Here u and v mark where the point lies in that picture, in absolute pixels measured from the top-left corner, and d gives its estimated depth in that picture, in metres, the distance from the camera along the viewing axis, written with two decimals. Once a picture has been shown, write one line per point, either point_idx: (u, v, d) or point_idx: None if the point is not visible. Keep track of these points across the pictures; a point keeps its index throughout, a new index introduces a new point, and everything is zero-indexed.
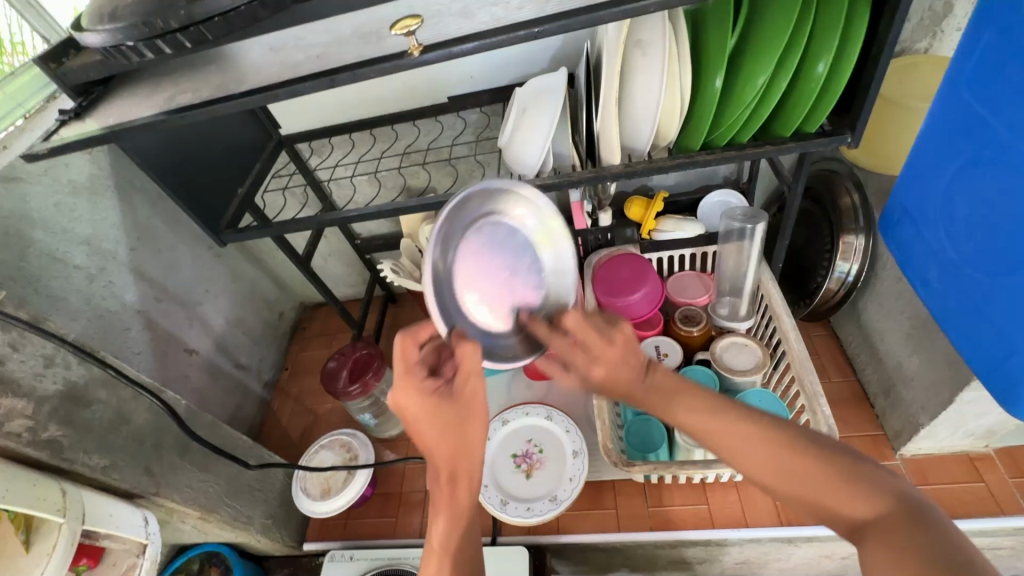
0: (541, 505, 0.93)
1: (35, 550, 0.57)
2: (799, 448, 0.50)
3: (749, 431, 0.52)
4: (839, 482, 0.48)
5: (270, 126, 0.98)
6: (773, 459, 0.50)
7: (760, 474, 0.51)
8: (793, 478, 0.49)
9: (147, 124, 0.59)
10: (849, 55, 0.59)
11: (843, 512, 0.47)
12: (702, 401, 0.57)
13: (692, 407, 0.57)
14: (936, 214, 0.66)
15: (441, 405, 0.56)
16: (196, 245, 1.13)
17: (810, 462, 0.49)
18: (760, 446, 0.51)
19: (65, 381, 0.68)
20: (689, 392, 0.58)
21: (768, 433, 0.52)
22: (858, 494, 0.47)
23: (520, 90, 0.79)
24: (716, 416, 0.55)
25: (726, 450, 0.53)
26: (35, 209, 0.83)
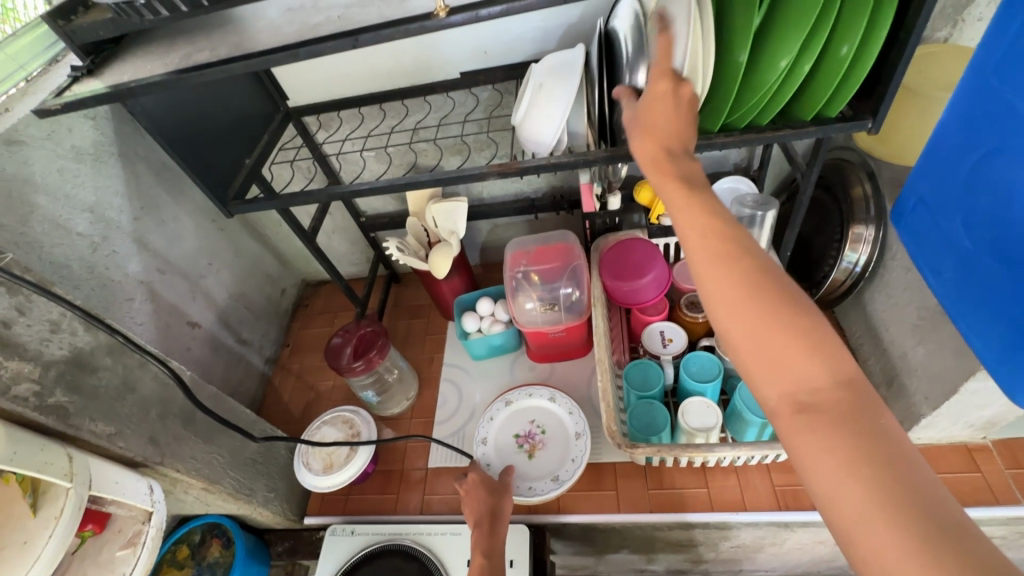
0: (543, 485, 0.94)
1: (43, 514, 0.57)
2: (778, 296, 0.43)
3: (741, 261, 0.45)
4: (807, 340, 0.41)
5: (278, 96, 0.96)
6: (750, 296, 0.43)
7: (727, 303, 0.44)
8: (759, 321, 0.42)
9: (158, 83, 0.59)
10: (875, 41, 0.59)
11: (789, 375, 0.41)
12: (710, 206, 0.48)
13: (697, 202, 0.49)
14: (953, 206, 0.66)
15: (487, 480, 0.89)
16: (199, 217, 1.12)
17: (786, 313, 0.42)
18: (743, 281, 0.44)
19: (71, 346, 0.68)
20: (703, 190, 0.50)
21: (757, 274, 0.44)
22: (822, 359, 0.40)
23: (536, 66, 0.77)
24: (719, 224, 0.47)
25: (705, 266, 0.46)
26: (39, 173, 0.82)
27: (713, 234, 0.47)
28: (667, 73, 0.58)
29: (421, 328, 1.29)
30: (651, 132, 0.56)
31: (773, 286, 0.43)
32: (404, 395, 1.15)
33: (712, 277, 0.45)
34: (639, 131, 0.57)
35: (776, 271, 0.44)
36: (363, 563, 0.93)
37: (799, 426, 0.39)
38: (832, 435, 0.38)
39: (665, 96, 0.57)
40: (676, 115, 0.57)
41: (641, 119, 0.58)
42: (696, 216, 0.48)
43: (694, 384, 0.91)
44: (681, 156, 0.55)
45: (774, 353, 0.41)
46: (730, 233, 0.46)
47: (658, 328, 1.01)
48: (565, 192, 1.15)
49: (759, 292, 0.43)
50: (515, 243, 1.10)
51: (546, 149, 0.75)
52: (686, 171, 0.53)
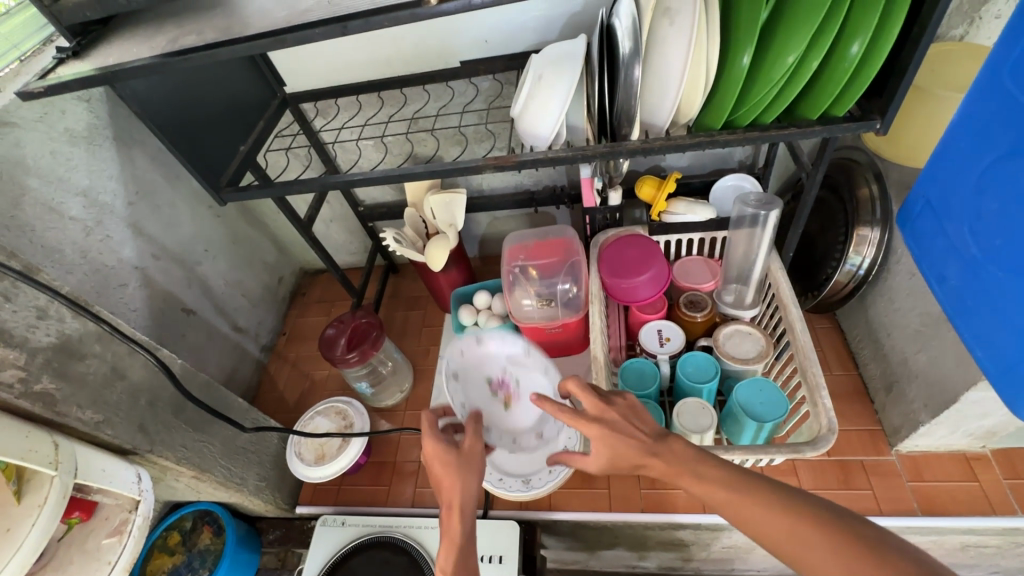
0: (512, 480, 0.88)
1: (27, 501, 0.57)
2: (815, 527, 0.48)
3: (768, 502, 0.52)
4: (863, 555, 0.45)
5: (275, 83, 0.95)
6: (800, 541, 0.48)
7: (796, 554, 0.49)
8: (823, 560, 0.47)
9: (142, 66, 0.57)
10: (887, 37, 0.56)
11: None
12: (710, 477, 0.56)
13: (702, 481, 0.56)
14: (960, 212, 0.64)
15: (448, 449, 0.67)
16: (196, 203, 1.11)
17: (833, 540, 0.47)
18: (784, 528, 0.50)
19: (59, 333, 0.67)
20: (692, 465, 0.58)
21: (781, 508, 0.51)
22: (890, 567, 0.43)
23: (536, 57, 0.75)
24: (731, 493, 0.54)
25: (744, 520, 0.53)
26: (30, 155, 0.80)
27: (735, 506, 0.53)
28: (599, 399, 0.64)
29: (418, 320, 1.28)
30: (621, 450, 0.60)
31: (797, 511, 0.50)
32: (398, 387, 1.15)
33: (764, 534, 0.51)
34: (613, 454, 0.61)
35: (790, 501, 0.51)
36: (353, 554, 0.93)
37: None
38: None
39: (611, 422, 0.62)
40: (620, 434, 0.61)
41: (605, 449, 0.62)
42: (711, 494, 0.55)
43: (690, 385, 0.89)
44: (663, 443, 0.60)
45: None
46: (740, 494, 0.53)
47: (655, 326, 1.00)
48: (565, 186, 1.13)
49: (803, 534, 0.49)
50: (514, 237, 1.10)
51: (544, 143, 0.73)
52: (676, 456, 0.59)
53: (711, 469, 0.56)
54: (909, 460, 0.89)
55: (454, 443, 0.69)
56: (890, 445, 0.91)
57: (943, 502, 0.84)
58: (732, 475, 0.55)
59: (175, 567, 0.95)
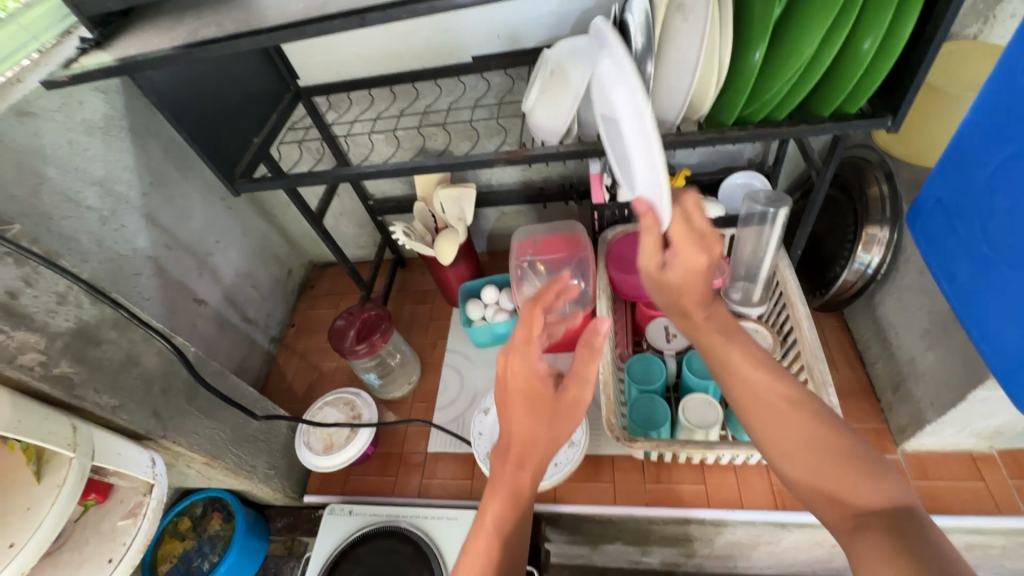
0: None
1: (46, 481, 0.58)
2: (828, 430, 0.52)
3: (793, 408, 0.54)
4: (855, 470, 0.49)
5: (289, 75, 0.96)
6: (805, 438, 0.53)
7: (784, 446, 0.54)
8: (814, 460, 0.51)
9: (163, 57, 0.58)
10: (900, 35, 0.57)
11: (843, 499, 0.49)
12: (747, 355, 0.59)
13: (743, 356, 0.59)
14: (972, 210, 0.64)
15: (535, 390, 0.59)
16: (208, 194, 1.12)
17: (837, 448, 0.51)
18: (796, 422, 0.54)
19: (77, 319, 0.68)
20: (740, 338, 0.61)
21: (799, 412, 0.54)
22: (874, 486, 0.47)
23: (548, 52, 0.76)
24: (767, 379, 0.57)
25: (754, 408, 0.56)
26: (49, 145, 0.82)
27: (764, 390, 0.56)
28: (693, 234, 0.60)
29: (426, 314, 1.29)
30: (682, 294, 0.63)
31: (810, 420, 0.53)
32: (406, 379, 1.16)
33: (765, 417, 0.55)
34: (669, 289, 0.63)
35: (818, 406, 0.54)
36: (359, 543, 0.94)
37: (854, 547, 0.45)
38: (882, 548, 0.43)
39: (693, 261, 0.61)
40: (696, 279, 0.61)
41: (664, 283, 0.63)
42: (744, 370, 0.59)
43: (696, 380, 0.90)
44: (717, 305, 0.64)
45: (828, 482, 0.50)
46: (777, 382, 0.57)
47: (662, 323, 1.01)
48: (574, 181, 1.13)
49: (811, 434, 0.52)
50: (523, 231, 1.10)
51: (556, 138, 0.74)
52: (725, 323, 0.63)
53: (755, 351, 0.60)
54: (914, 458, 0.89)
55: (553, 381, 0.60)
56: (896, 444, 0.91)
57: (949, 501, 0.84)
58: (774, 364, 0.58)
59: (185, 553, 0.96)
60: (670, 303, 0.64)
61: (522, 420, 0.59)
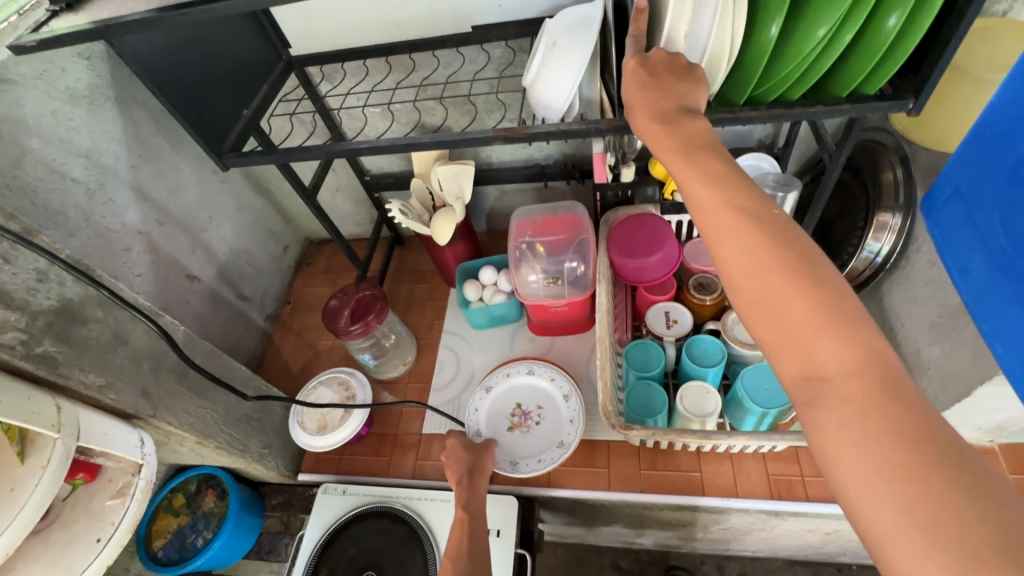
0: (500, 460, 0.96)
1: (30, 462, 0.57)
2: (799, 270, 0.41)
3: (759, 240, 0.43)
4: (826, 319, 0.39)
5: (280, 44, 0.91)
6: (765, 275, 0.41)
7: (738, 284, 0.43)
8: (771, 308, 0.41)
9: (138, 21, 0.54)
10: (930, 8, 0.52)
11: (805, 358, 0.39)
12: (715, 179, 0.47)
13: (700, 178, 0.47)
14: (991, 200, 0.61)
15: (468, 441, 0.88)
16: (200, 168, 1.09)
17: (808, 293, 0.40)
18: (755, 258, 0.42)
19: (59, 297, 0.66)
20: (707, 159, 0.49)
21: (771, 244, 0.42)
22: (844, 342, 0.38)
23: (550, 22, 0.71)
24: (732, 202, 0.45)
25: (717, 239, 0.45)
26: (31, 114, 0.79)
27: (727, 218, 0.44)
28: (637, 53, 0.59)
29: (423, 294, 1.27)
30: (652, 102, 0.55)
31: (781, 258, 0.42)
32: (401, 359, 1.15)
33: (726, 248, 0.44)
34: (632, 108, 0.57)
35: (796, 244, 0.42)
36: (353, 522, 0.94)
37: (813, 411, 0.38)
38: (850, 427, 0.36)
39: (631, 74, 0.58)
40: (649, 87, 0.56)
41: (628, 101, 0.57)
42: (702, 189, 0.47)
43: (696, 369, 0.88)
44: (689, 121, 0.53)
45: (789, 335, 0.40)
46: (740, 207, 0.45)
47: (662, 308, 0.98)
48: (577, 160, 1.10)
49: (778, 272, 0.41)
50: (522, 212, 1.07)
51: (556, 115, 0.70)
52: (691, 139, 0.51)
53: (718, 171, 0.47)
54: None
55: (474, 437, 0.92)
56: None
57: None
58: (743, 186, 0.46)
59: (179, 529, 0.97)
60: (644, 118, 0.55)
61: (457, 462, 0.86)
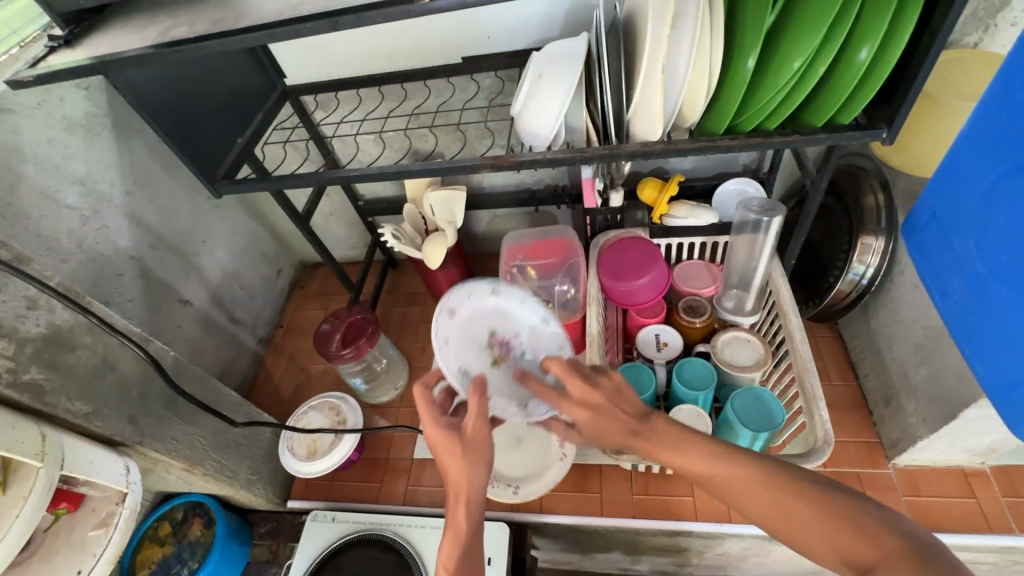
0: (504, 402, 0.70)
1: (11, 492, 0.56)
2: (806, 497, 0.51)
3: (763, 484, 0.53)
4: (847, 529, 0.48)
5: (276, 75, 0.94)
6: (784, 508, 0.51)
7: (776, 522, 0.51)
8: (802, 526, 0.50)
9: (134, 58, 0.56)
10: (897, 42, 0.55)
11: (847, 558, 0.48)
12: (692, 444, 0.57)
13: (691, 453, 0.57)
14: (967, 224, 0.62)
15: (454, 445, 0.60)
16: (194, 193, 1.10)
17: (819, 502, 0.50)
18: (772, 495, 0.52)
19: (48, 324, 0.67)
20: (682, 433, 0.58)
21: (770, 486, 0.52)
22: (869, 540, 0.47)
23: (537, 55, 0.74)
24: (720, 466, 0.55)
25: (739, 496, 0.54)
26: (27, 143, 0.80)
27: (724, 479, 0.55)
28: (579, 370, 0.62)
29: (415, 316, 1.27)
30: (605, 424, 0.60)
31: (785, 489, 0.52)
32: (392, 383, 1.14)
33: (749, 506, 0.53)
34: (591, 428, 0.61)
35: (786, 472, 0.53)
36: (342, 550, 0.93)
37: None
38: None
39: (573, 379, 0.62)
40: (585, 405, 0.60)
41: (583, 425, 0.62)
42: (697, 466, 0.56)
43: (687, 391, 0.88)
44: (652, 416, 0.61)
45: (828, 540, 0.48)
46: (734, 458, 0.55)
47: (653, 331, 0.99)
48: (567, 185, 1.12)
49: (791, 499, 0.51)
50: (514, 236, 1.09)
51: (542, 143, 0.72)
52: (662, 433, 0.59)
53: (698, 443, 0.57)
54: (906, 473, 0.88)
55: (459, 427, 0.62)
56: (887, 458, 0.89)
57: (940, 519, 0.83)
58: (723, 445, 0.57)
59: (164, 559, 0.95)
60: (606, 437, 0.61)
61: (453, 466, 0.60)
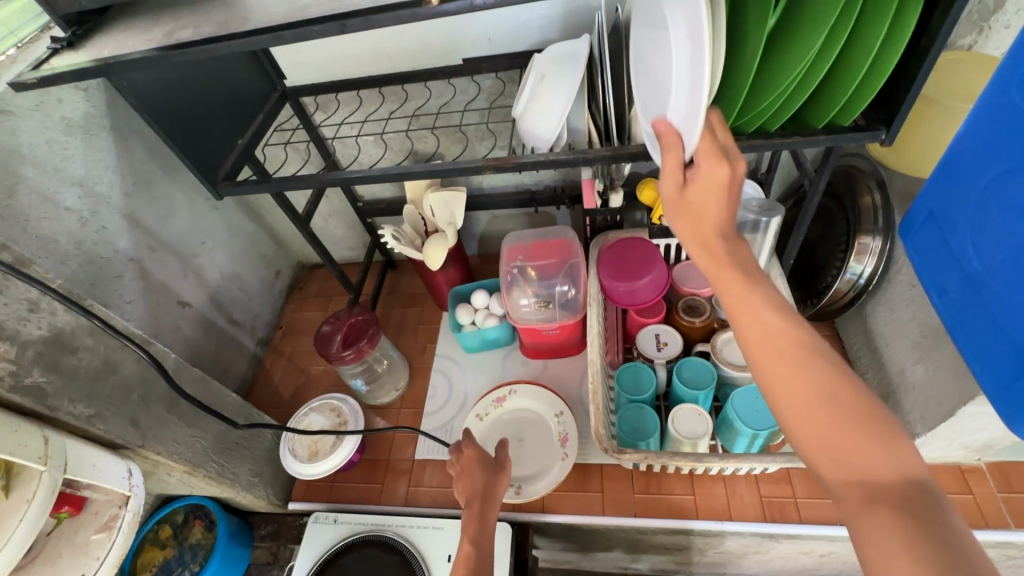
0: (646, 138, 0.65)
1: (15, 495, 0.56)
2: (841, 388, 0.45)
3: (807, 356, 0.47)
4: (862, 433, 0.43)
5: (276, 76, 0.94)
6: (812, 385, 0.46)
7: (788, 389, 0.47)
8: (810, 405, 0.45)
9: (140, 60, 0.56)
10: (897, 44, 0.55)
11: (834, 453, 0.44)
12: (763, 298, 0.52)
13: (759, 303, 0.51)
14: (966, 223, 0.63)
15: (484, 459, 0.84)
16: (193, 194, 1.09)
17: (851, 411, 0.44)
18: (810, 371, 0.46)
19: (50, 326, 0.66)
20: (762, 286, 0.53)
21: (817, 362, 0.47)
22: (880, 452, 0.42)
23: (539, 56, 0.74)
24: (779, 322, 0.50)
25: (765, 355, 0.49)
26: (26, 144, 0.80)
27: (774, 330, 0.49)
28: (718, 152, 0.56)
29: (415, 317, 1.27)
30: (704, 218, 0.56)
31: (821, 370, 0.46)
32: (393, 384, 1.15)
33: (773, 368, 0.48)
34: (687, 211, 0.57)
35: (844, 372, 0.46)
36: (344, 552, 0.93)
37: (860, 520, 0.40)
38: (892, 527, 0.38)
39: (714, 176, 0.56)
40: (708, 192, 0.56)
41: (684, 201, 0.57)
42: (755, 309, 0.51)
43: (686, 391, 0.89)
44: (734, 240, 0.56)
45: (835, 444, 0.44)
46: (795, 333, 0.49)
47: (652, 330, 0.99)
48: (566, 186, 1.12)
49: (831, 393, 0.45)
50: (514, 236, 1.09)
51: (545, 145, 0.72)
52: (745, 265, 0.55)
53: (776, 303, 0.51)
54: None
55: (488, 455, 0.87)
56: None
57: None
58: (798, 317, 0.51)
59: (165, 562, 0.94)
60: (687, 228, 0.58)
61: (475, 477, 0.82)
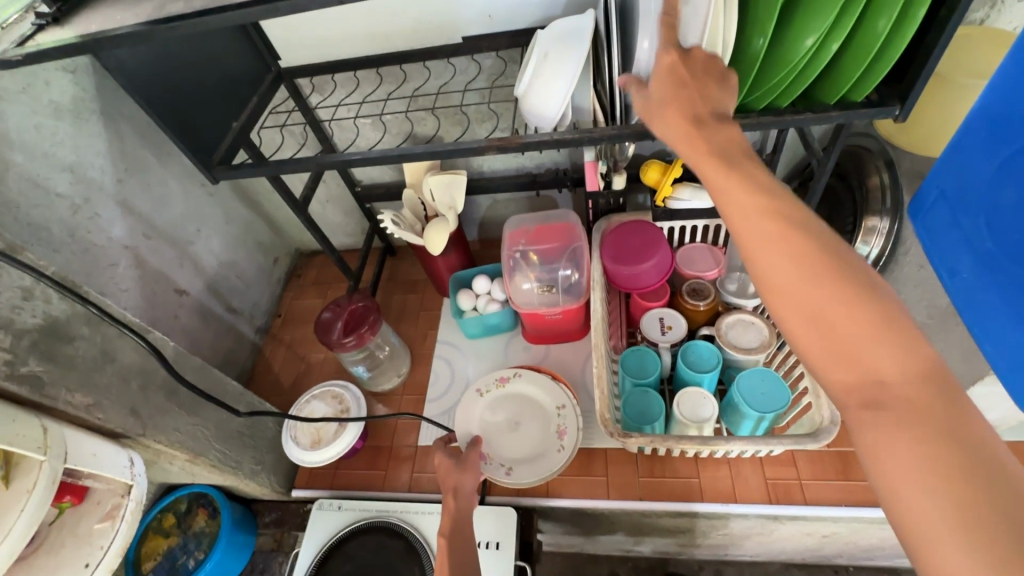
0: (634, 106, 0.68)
1: (15, 485, 0.55)
2: (841, 274, 0.39)
3: (797, 238, 0.41)
4: (867, 325, 0.37)
5: (269, 55, 0.90)
6: (806, 271, 0.40)
7: (780, 279, 0.41)
8: (804, 293, 0.40)
9: (128, 35, 0.54)
10: (915, 12, 0.53)
11: (834, 350, 0.38)
12: (747, 179, 0.46)
13: (739, 185, 0.45)
14: (981, 202, 0.61)
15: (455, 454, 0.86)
16: (187, 179, 1.07)
17: (850, 298, 0.38)
18: (802, 255, 0.41)
19: (45, 315, 0.65)
20: (745, 165, 0.47)
21: (811, 246, 0.41)
22: (886, 347, 0.37)
23: (542, 33, 0.72)
24: (765, 204, 0.44)
25: (753, 242, 0.43)
26: (14, 129, 0.77)
27: (759, 213, 0.43)
28: (674, 45, 0.54)
29: (415, 304, 1.26)
30: (688, 104, 0.52)
31: (817, 255, 0.40)
32: (395, 371, 1.14)
33: (762, 254, 0.42)
34: (665, 105, 0.53)
35: (841, 253, 0.41)
36: (349, 539, 0.93)
37: (865, 423, 0.36)
38: (900, 433, 0.34)
39: (676, 68, 0.53)
40: (679, 84, 0.53)
41: (662, 90, 0.54)
42: (738, 193, 0.45)
43: (690, 374, 0.89)
44: (715, 125, 0.51)
45: (833, 337, 0.38)
46: (783, 211, 0.43)
47: (657, 314, 0.98)
48: (568, 168, 1.10)
49: (827, 279, 0.39)
50: (515, 220, 1.07)
51: (549, 124, 0.71)
52: (724, 146, 0.49)
53: (761, 181, 0.45)
54: None
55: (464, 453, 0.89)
56: None
57: None
58: (784, 194, 0.44)
59: (170, 550, 0.94)
60: (669, 116, 0.53)
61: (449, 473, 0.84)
